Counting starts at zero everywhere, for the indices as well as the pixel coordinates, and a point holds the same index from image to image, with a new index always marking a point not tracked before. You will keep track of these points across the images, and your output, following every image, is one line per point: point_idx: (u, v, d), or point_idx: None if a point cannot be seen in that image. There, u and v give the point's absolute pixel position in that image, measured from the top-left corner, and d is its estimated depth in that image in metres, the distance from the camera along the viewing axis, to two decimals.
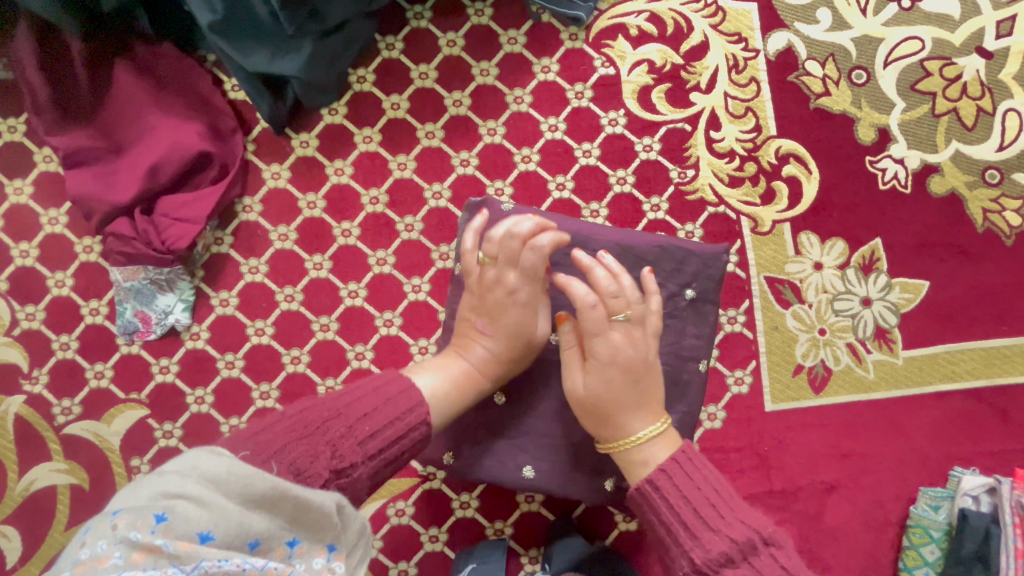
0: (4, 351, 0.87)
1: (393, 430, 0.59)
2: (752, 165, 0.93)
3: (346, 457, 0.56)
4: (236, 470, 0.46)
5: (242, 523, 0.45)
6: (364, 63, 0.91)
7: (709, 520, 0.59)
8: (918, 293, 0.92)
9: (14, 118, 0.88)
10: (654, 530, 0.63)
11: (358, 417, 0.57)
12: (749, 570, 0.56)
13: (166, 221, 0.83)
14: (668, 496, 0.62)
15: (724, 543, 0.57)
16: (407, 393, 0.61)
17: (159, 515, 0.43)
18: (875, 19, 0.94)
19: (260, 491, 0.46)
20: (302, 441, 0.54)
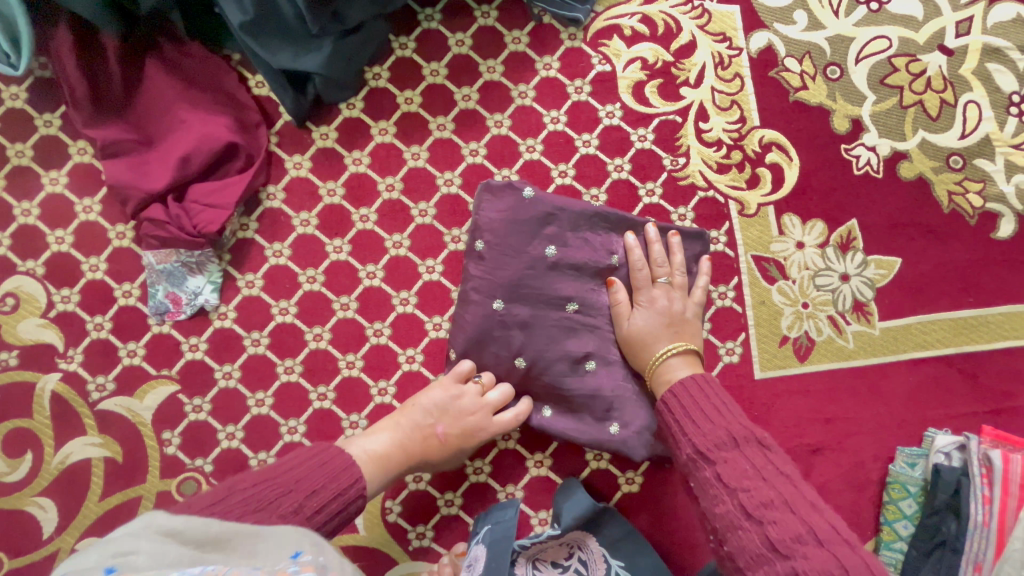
0: (40, 331, 0.92)
1: (335, 487, 0.70)
2: (738, 153, 1.01)
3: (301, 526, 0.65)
4: (190, 521, 0.54)
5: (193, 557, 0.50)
6: (379, 61, 0.98)
7: (710, 416, 0.73)
8: (892, 269, 1.01)
9: (49, 113, 0.93)
10: (668, 427, 0.77)
11: (309, 492, 0.67)
12: (739, 454, 0.69)
13: (197, 207, 0.89)
14: (678, 399, 0.76)
15: (722, 432, 0.71)
16: (352, 470, 0.72)
17: (109, 569, 0.47)
18: (847, 20, 1.03)
19: (212, 532, 0.53)
20: (258, 511, 0.63)
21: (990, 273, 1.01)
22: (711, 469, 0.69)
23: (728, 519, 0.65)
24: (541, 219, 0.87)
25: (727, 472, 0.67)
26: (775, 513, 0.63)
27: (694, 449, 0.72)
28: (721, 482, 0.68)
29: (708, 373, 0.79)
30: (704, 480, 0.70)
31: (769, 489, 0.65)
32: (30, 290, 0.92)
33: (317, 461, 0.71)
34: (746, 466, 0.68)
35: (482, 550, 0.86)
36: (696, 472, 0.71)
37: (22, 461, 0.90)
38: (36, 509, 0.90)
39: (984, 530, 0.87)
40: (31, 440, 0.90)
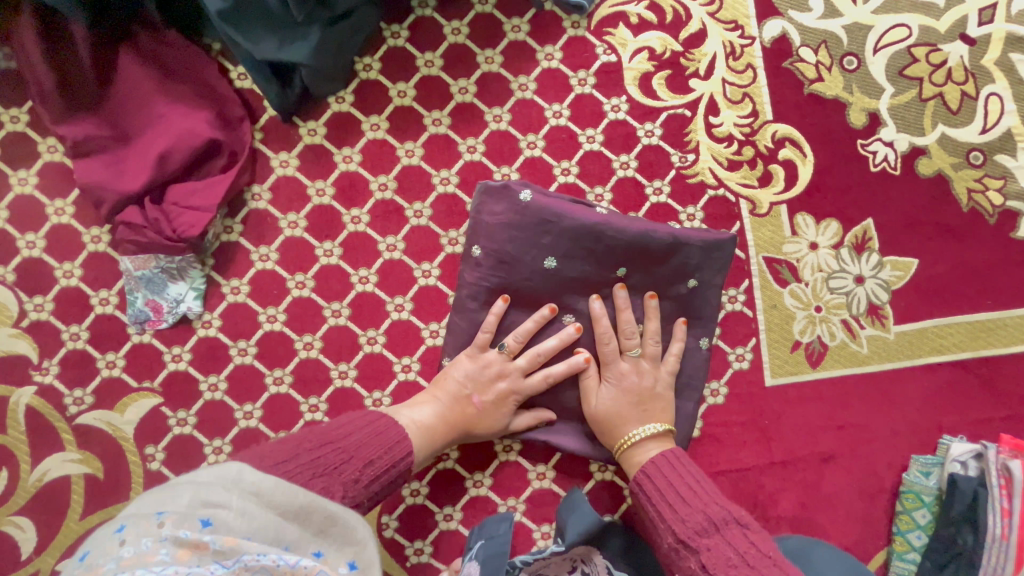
0: (12, 342, 0.86)
1: (389, 462, 0.67)
2: (750, 149, 0.96)
3: (354, 497, 0.63)
4: (281, 485, 0.53)
5: (279, 532, 0.50)
6: (370, 51, 0.92)
7: (687, 497, 0.71)
8: (908, 270, 0.97)
9: (16, 108, 0.87)
10: (643, 511, 0.75)
11: (366, 462, 0.65)
12: (721, 539, 0.67)
13: (176, 210, 0.83)
14: (652, 480, 0.74)
15: (702, 516, 0.69)
16: (405, 445, 0.68)
17: (204, 520, 0.47)
18: (865, 7, 0.97)
19: (302, 502, 0.52)
20: (320, 478, 0.60)
21: (1009, 274, 0.97)
22: (694, 554, 0.68)
23: None
24: (541, 226, 0.79)
25: (712, 562, 0.66)
26: None
27: (675, 537, 0.70)
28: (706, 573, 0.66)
29: (677, 449, 0.76)
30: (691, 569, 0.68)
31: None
32: (0, 298, 0.86)
33: (370, 433, 0.67)
34: (729, 550, 0.66)
35: (475, 568, 0.81)
36: (679, 560, 0.69)
37: None
38: (13, 528, 0.85)
39: (1003, 544, 0.83)
40: (6, 457, 0.86)
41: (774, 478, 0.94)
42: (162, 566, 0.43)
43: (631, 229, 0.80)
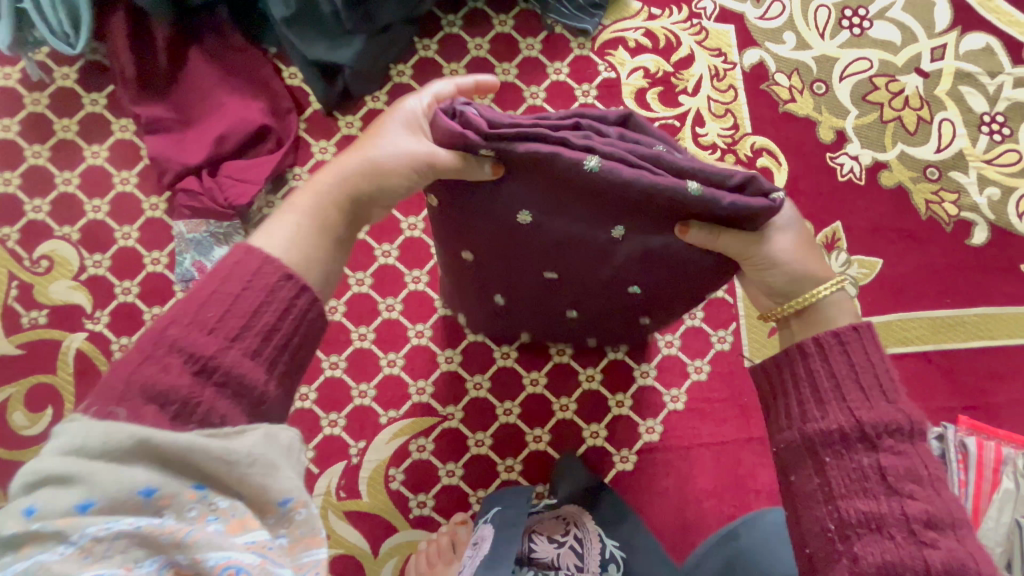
0: (70, 293, 0.96)
1: (262, 300, 0.50)
2: (731, 156, 1.09)
3: (206, 347, 0.46)
4: (95, 427, 0.41)
5: (125, 476, 0.40)
6: (403, 60, 1.06)
7: (886, 391, 0.58)
8: (873, 269, 1.08)
9: (97, 93, 1.01)
10: (802, 360, 0.62)
11: (205, 304, 0.48)
12: (911, 447, 0.57)
13: (229, 181, 0.95)
14: (848, 354, 0.60)
15: (898, 413, 0.57)
16: (266, 272, 0.51)
17: (27, 509, 0.38)
18: (831, 42, 1.13)
19: (131, 439, 0.40)
20: (149, 360, 0.45)
21: (966, 276, 1.08)
22: (860, 440, 0.57)
23: (878, 519, 0.55)
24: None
25: (895, 467, 0.55)
26: (938, 534, 0.53)
27: (849, 419, 0.57)
28: (882, 476, 0.56)
29: (874, 330, 0.61)
30: (847, 458, 0.57)
31: (936, 500, 0.55)
32: (64, 254, 0.97)
33: (233, 269, 0.50)
34: (919, 463, 0.56)
35: (488, 530, 0.87)
36: (824, 424, 0.59)
37: (41, 415, 0.94)
38: None
39: (958, 511, 0.89)
40: (53, 396, 0.94)
41: (754, 454, 1.01)
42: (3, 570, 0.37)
43: (649, 143, 0.59)
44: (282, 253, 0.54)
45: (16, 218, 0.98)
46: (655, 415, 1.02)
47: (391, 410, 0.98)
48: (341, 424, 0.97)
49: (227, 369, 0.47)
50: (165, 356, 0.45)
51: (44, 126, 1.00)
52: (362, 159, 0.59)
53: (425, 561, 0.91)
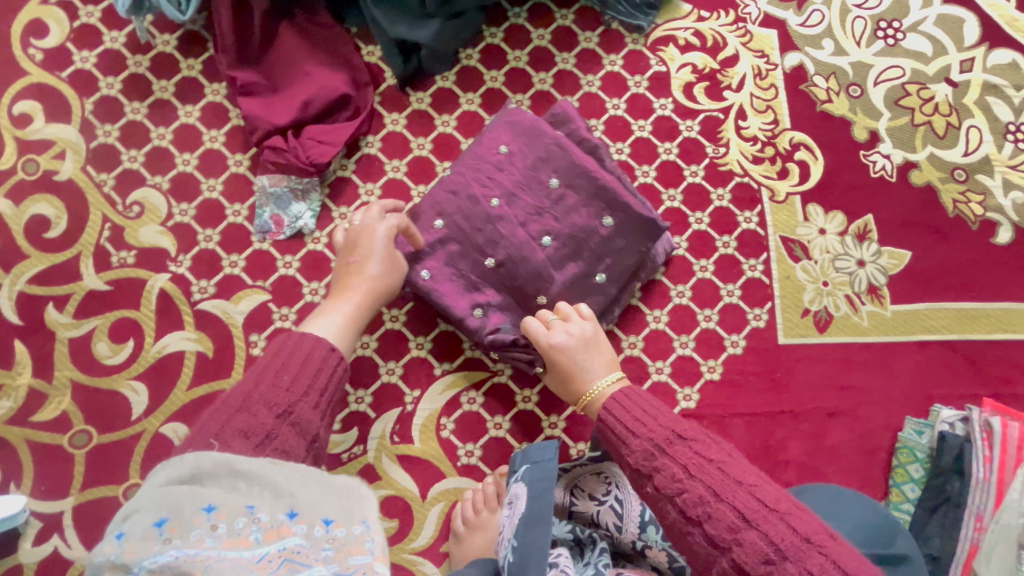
0: (157, 237, 1.04)
1: (312, 367, 0.70)
2: (771, 149, 1.16)
3: (280, 401, 0.66)
4: (185, 459, 0.55)
5: (196, 495, 0.52)
6: (472, 45, 1.16)
7: (632, 426, 0.73)
8: (902, 260, 1.14)
9: (193, 58, 1.10)
10: (616, 446, 0.74)
11: (279, 370, 0.68)
12: (668, 459, 0.68)
13: (311, 142, 1.04)
14: (608, 408, 0.77)
15: (643, 442, 0.71)
16: (318, 339, 0.73)
17: (118, 534, 0.49)
18: (867, 50, 1.21)
19: (207, 463, 0.54)
20: (239, 413, 0.64)
21: (990, 272, 1.14)
22: (672, 507, 0.66)
23: (696, 548, 0.65)
24: (466, 212, 0.96)
25: (682, 497, 0.66)
26: (744, 538, 0.62)
27: (653, 485, 0.69)
28: (677, 508, 0.66)
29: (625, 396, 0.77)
30: (691, 540, 0.65)
31: (760, 541, 0.61)
32: (154, 202, 1.06)
33: (287, 351, 0.70)
34: (730, 516, 0.63)
35: (520, 487, 0.90)
36: (638, 487, 0.71)
37: (124, 347, 1.01)
38: (129, 392, 1.00)
39: (986, 485, 0.95)
40: (135, 330, 1.02)
41: (783, 427, 1.07)
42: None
43: (499, 316, 0.96)
44: (338, 340, 0.78)
45: (113, 166, 1.06)
46: (693, 383, 1.07)
47: (445, 362, 1.04)
48: (397, 373, 1.04)
49: (298, 413, 0.66)
50: (244, 406, 0.64)
51: (142, 86, 1.09)
52: (364, 275, 0.87)
53: (473, 508, 0.96)
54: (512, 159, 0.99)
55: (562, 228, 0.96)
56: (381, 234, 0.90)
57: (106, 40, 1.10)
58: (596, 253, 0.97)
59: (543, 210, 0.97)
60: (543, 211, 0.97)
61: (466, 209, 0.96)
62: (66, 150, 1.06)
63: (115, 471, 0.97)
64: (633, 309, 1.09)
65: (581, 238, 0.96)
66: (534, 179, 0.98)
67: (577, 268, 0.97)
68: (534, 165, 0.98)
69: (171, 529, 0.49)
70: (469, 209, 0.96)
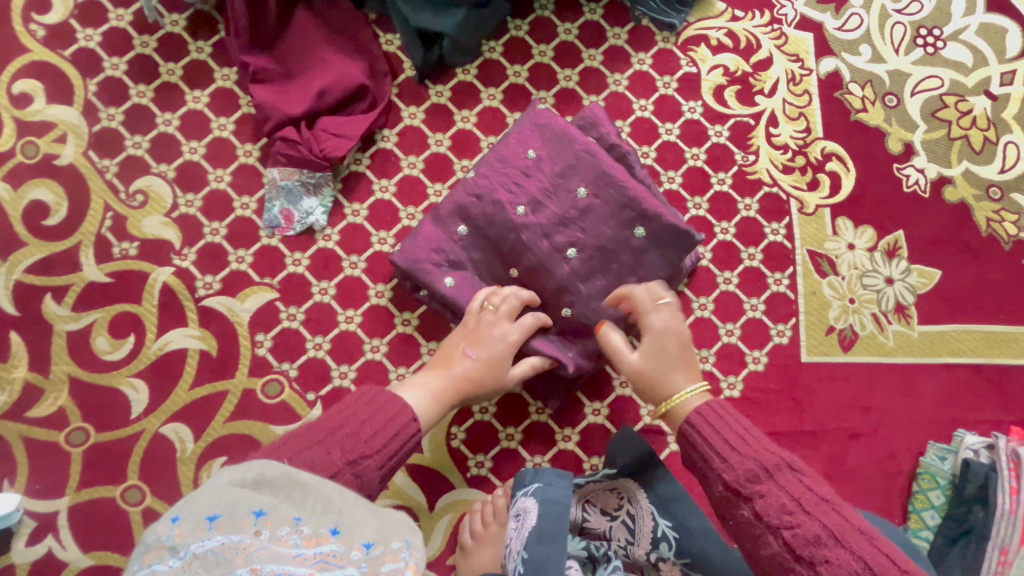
0: (161, 229, 1.00)
1: (390, 429, 0.73)
2: (802, 158, 1.12)
3: (355, 451, 0.69)
4: (250, 465, 0.58)
5: (250, 498, 0.54)
6: (495, 37, 1.10)
7: (736, 445, 0.75)
8: (932, 279, 1.10)
9: (202, 41, 1.05)
10: (706, 464, 0.77)
11: (361, 424, 0.72)
12: (773, 485, 0.71)
13: (325, 135, 0.99)
14: (704, 430, 0.78)
15: (749, 464, 0.73)
16: (399, 406, 0.75)
17: (172, 518, 0.52)
18: (905, 58, 1.16)
19: (271, 472, 0.58)
20: (314, 447, 0.67)
21: (1021, 295, 1.10)
22: (779, 540, 0.68)
23: (782, 568, 0.68)
24: (490, 218, 0.94)
25: (778, 519, 0.69)
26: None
27: (752, 510, 0.71)
28: (773, 529, 0.69)
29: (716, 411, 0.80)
30: (793, 574, 0.67)
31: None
32: (158, 191, 1.01)
33: (373, 406, 0.74)
34: (853, 562, 0.65)
35: (531, 503, 0.86)
36: (733, 510, 0.73)
37: (124, 342, 0.97)
38: (129, 389, 0.96)
39: (1011, 517, 0.92)
40: (136, 325, 0.97)
41: (802, 447, 1.04)
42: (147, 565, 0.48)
43: None
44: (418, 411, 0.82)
45: (116, 152, 1.01)
46: None
47: None
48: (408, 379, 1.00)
49: (364, 468, 0.70)
50: (320, 442, 0.68)
51: (149, 68, 1.04)
52: (467, 364, 0.88)
53: (481, 520, 0.93)
54: (539, 164, 0.96)
55: (590, 241, 0.94)
56: (502, 333, 0.90)
57: (111, 18, 1.04)
58: (625, 266, 0.94)
59: (569, 219, 0.94)
60: (568, 221, 0.94)
61: (490, 217, 0.94)
62: (67, 133, 1.01)
63: (113, 471, 0.94)
64: None
65: (607, 250, 0.93)
66: (563, 188, 0.95)
67: (604, 283, 0.95)
68: (564, 172, 0.95)
69: (220, 525, 0.51)
70: (493, 217, 0.94)
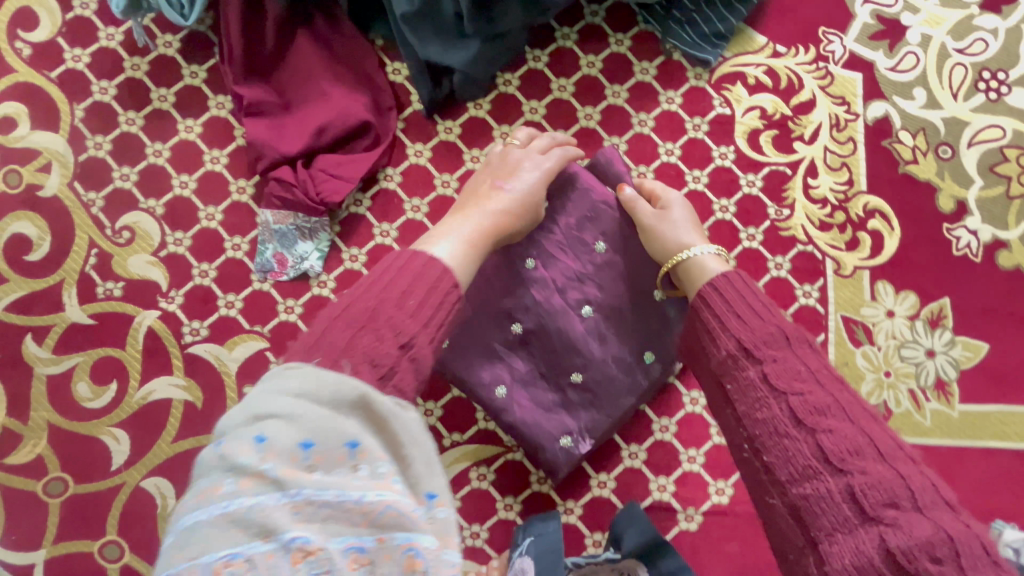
0: (147, 269, 0.94)
1: (435, 298, 0.61)
2: (841, 214, 1.02)
3: (403, 328, 0.57)
4: (323, 376, 0.50)
5: (338, 428, 0.48)
6: (511, 69, 1.01)
7: (758, 312, 0.65)
8: (978, 353, 1.01)
9: (197, 65, 0.98)
10: (704, 337, 0.68)
11: (402, 292, 0.59)
12: (791, 353, 0.61)
13: (323, 176, 0.92)
14: (722, 295, 0.68)
15: (772, 325, 0.63)
16: (438, 265, 0.63)
17: (258, 438, 0.46)
18: (964, 104, 1.05)
19: (345, 392, 0.50)
20: (361, 329, 0.55)
21: None
22: (784, 406, 0.58)
23: (774, 427, 0.58)
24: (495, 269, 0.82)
25: (779, 373, 0.60)
26: (863, 462, 0.54)
27: (760, 373, 0.61)
28: (769, 385, 0.60)
29: (743, 276, 0.70)
30: (788, 444, 0.57)
31: (887, 473, 0.53)
32: (146, 228, 0.95)
33: (406, 269, 0.61)
34: (860, 437, 0.55)
35: (528, 562, 0.83)
36: (736, 371, 0.63)
37: (106, 389, 0.92)
38: (110, 439, 0.91)
39: None
40: (119, 371, 0.92)
41: None
42: (228, 500, 0.44)
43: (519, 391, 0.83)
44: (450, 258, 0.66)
45: (103, 184, 0.95)
46: (727, 475, 0.96)
47: (455, 432, 0.95)
48: None
49: (417, 347, 0.58)
50: (364, 320, 0.56)
51: (140, 93, 0.97)
52: (495, 212, 0.77)
53: None
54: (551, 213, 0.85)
55: (608, 300, 0.83)
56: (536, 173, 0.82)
57: (101, 37, 0.97)
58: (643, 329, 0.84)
59: (584, 274, 0.84)
60: (584, 276, 0.83)
61: (496, 266, 0.82)
62: (52, 162, 0.95)
63: (91, 525, 0.90)
64: (670, 388, 0.97)
65: (626, 310, 0.83)
66: (578, 238, 0.84)
67: (620, 345, 0.83)
68: (580, 223, 0.85)
69: (316, 455, 0.47)
70: (500, 267, 0.83)
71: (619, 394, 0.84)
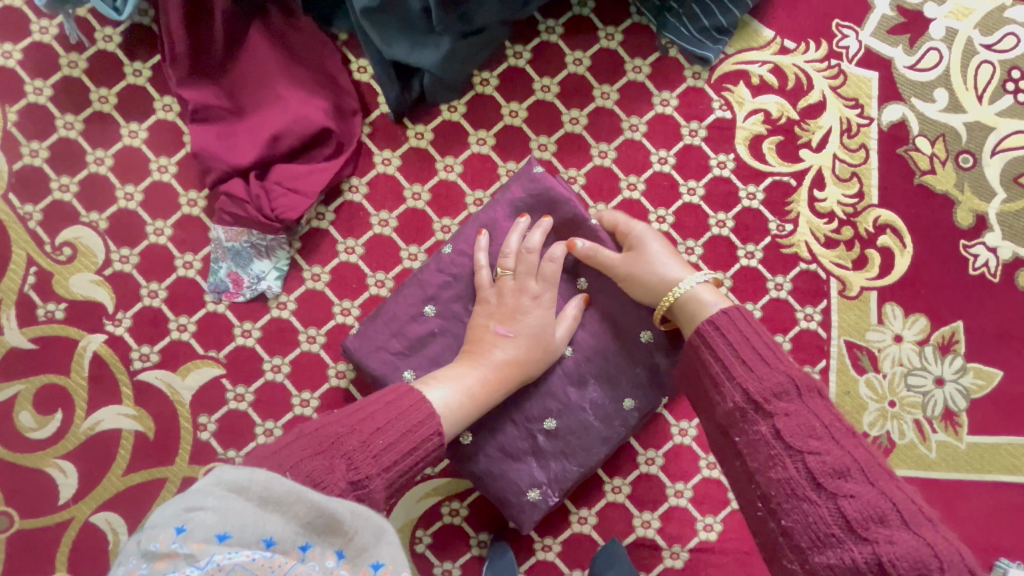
0: (91, 289, 0.87)
1: (408, 443, 0.57)
2: (849, 230, 0.93)
3: (363, 469, 0.54)
4: (259, 473, 0.46)
5: (260, 521, 0.43)
6: (489, 67, 0.92)
7: (765, 358, 0.57)
8: (991, 381, 0.93)
9: (141, 63, 0.88)
10: (707, 386, 0.60)
11: (373, 431, 0.56)
12: (803, 405, 0.53)
13: (278, 189, 0.83)
14: (723, 336, 0.60)
15: (780, 374, 0.55)
16: (422, 405, 0.59)
17: (178, 526, 0.41)
18: (990, 107, 0.95)
19: (279, 489, 0.45)
20: (318, 456, 0.53)
21: None
22: (800, 465, 0.50)
23: (790, 488, 0.50)
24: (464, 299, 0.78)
25: (791, 427, 0.52)
26: (889, 531, 0.46)
27: (771, 428, 0.53)
28: (781, 440, 0.52)
29: (748, 315, 0.62)
30: (807, 509, 0.49)
31: (915, 541, 0.45)
32: (89, 245, 0.87)
33: (385, 408, 0.58)
34: (884, 502, 0.47)
35: None
36: (745, 425, 0.55)
37: (50, 419, 0.86)
38: (55, 471, 0.85)
39: None
40: (63, 399, 0.86)
41: None
42: None
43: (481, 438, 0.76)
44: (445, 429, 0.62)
45: (40, 195, 0.87)
46: (716, 511, 0.90)
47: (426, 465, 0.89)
48: None
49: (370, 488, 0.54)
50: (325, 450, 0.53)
51: (78, 94, 0.88)
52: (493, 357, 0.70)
53: None
54: None
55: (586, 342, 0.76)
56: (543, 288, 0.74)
57: (34, 31, 0.88)
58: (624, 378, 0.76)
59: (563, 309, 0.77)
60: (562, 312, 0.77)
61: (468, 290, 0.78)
62: None
63: (37, 562, 0.84)
64: (657, 419, 0.91)
65: (608, 355, 0.76)
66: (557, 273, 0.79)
67: (599, 394, 0.76)
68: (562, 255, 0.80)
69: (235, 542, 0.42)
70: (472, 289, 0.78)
71: (592, 444, 0.76)
